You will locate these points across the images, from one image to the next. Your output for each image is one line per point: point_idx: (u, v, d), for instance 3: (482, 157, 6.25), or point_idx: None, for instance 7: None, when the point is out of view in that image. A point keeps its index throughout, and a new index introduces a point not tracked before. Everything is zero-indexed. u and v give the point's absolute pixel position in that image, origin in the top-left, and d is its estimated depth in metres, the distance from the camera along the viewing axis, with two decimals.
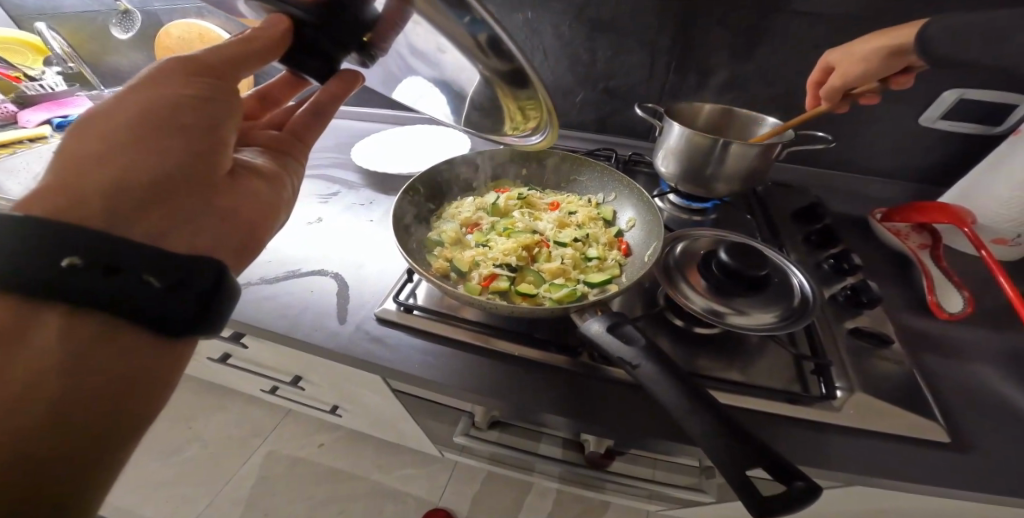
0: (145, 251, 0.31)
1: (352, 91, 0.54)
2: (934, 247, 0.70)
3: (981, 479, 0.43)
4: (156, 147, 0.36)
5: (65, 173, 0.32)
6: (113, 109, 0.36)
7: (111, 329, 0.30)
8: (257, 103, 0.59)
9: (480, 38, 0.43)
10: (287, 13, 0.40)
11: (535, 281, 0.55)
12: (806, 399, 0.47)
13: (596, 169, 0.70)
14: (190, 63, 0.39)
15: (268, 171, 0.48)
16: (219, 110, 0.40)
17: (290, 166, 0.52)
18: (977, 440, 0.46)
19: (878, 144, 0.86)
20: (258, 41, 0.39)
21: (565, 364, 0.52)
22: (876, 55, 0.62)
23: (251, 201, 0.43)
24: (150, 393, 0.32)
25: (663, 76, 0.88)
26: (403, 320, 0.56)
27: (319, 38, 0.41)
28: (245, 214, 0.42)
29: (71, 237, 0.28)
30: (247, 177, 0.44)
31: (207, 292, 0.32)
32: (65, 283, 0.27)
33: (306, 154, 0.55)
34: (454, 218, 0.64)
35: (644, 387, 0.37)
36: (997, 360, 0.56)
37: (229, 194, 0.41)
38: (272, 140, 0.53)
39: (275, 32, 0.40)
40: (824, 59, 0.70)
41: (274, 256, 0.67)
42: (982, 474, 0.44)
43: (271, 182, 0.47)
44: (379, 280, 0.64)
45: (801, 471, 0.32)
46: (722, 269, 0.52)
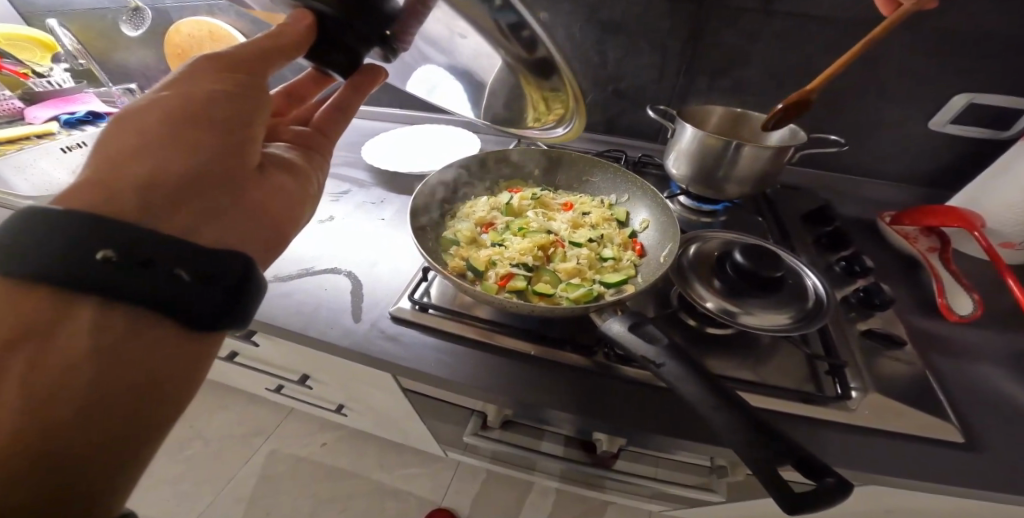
0: (176, 245, 0.31)
1: (376, 85, 0.53)
2: (943, 250, 0.70)
3: (992, 479, 0.44)
4: (189, 143, 0.36)
5: (104, 167, 0.33)
6: (148, 106, 0.37)
7: (141, 321, 0.30)
8: (284, 99, 0.59)
9: (503, 24, 0.46)
10: (310, 9, 0.40)
11: (552, 280, 0.56)
12: (819, 399, 0.47)
13: (608, 170, 0.70)
14: (223, 61, 0.40)
15: (296, 166, 0.48)
16: (248, 105, 0.40)
17: (317, 162, 0.52)
18: (988, 442, 0.47)
19: (886, 147, 0.87)
20: (285, 37, 0.39)
21: (580, 363, 0.53)
22: None
23: (278, 195, 0.43)
24: (178, 384, 0.32)
25: (673, 78, 0.88)
26: (420, 319, 0.57)
27: (335, 31, 0.41)
28: (273, 209, 0.42)
29: (106, 230, 0.29)
30: (275, 172, 0.44)
31: (232, 285, 0.33)
32: (96, 276, 0.28)
33: (331, 150, 0.55)
34: (469, 218, 0.65)
35: (667, 384, 0.37)
36: (1005, 362, 0.56)
37: (259, 190, 0.41)
38: (298, 137, 0.53)
39: (300, 27, 0.40)
40: None
41: (287, 253, 0.67)
42: (994, 474, 0.44)
43: (298, 177, 0.47)
44: (392, 279, 0.65)
45: (831, 466, 0.32)
46: (737, 270, 0.53)
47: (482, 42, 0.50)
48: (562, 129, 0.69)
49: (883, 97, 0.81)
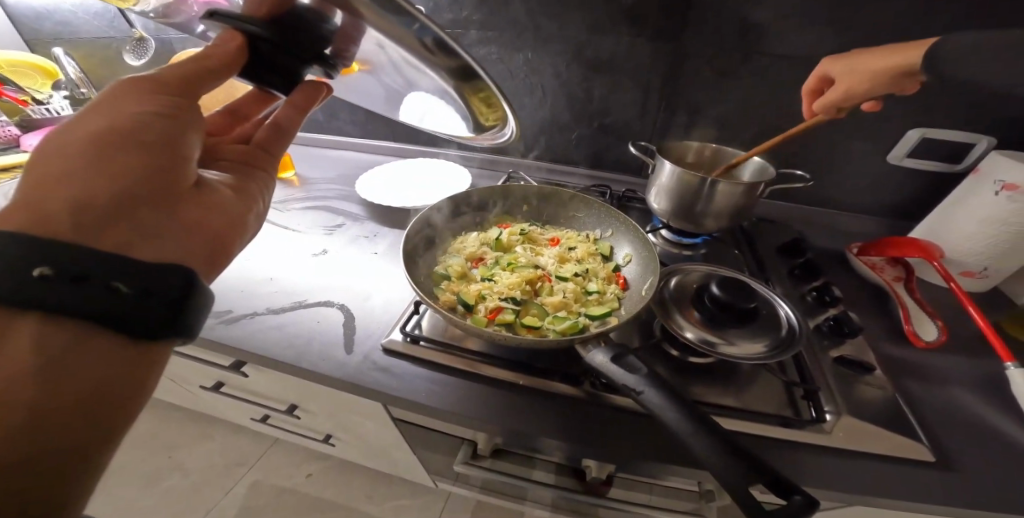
0: (118, 263, 0.32)
1: (317, 100, 0.55)
2: (907, 280, 0.75)
3: (965, 498, 0.45)
4: (119, 164, 0.36)
5: (33, 192, 0.33)
6: (74, 128, 0.36)
7: (84, 333, 0.31)
8: (226, 118, 0.60)
9: (427, 41, 0.43)
10: (238, 30, 0.42)
11: (539, 314, 0.58)
12: (797, 422, 0.49)
13: (594, 207, 0.74)
14: (153, 81, 0.40)
15: (238, 184, 0.47)
16: (181, 122, 0.40)
17: (261, 180, 0.52)
18: (959, 461, 0.49)
19: (855, 181, 0.92)
20: (211, 60, 0.41)
21: (568, 391, 0.54)
22: (880, 74, 0.66)
23: (220, 212, 0.43)
24: (135, 384, 0.34)
25: (653, 114, 0.94)
26: (410, 351, 0.58)
27: (268, 52, 0.43)
28: (213, 227, 0.42)
29: (45, 251, 0.29)
30: (216, 190, 0.44)
31: (176, 299, 0.34)
32: (33, 295, 0.29)
33: (275, 167, 0.55)
34: (460, 253, 0.68)
35: (647, 410, 0.40)
36: (971, 384, 0.59)
37: (197, 209, 0.41)
38: (238, 155, 0.53)
39: (229, 48, 0.42)
40: (823, 69, 0.75)
41: (278, 286, 0.69)
42: (969, 493, 0.46)
43: (240, 194, 0.47)
44: (385, 312, 0.67)
45: (797, 485, 0.34)
46: (714, 301, 0.57)
47: (404, 55, 0.47)
48: (510, 131, 0.66)
49: (849, 134, 0.87)
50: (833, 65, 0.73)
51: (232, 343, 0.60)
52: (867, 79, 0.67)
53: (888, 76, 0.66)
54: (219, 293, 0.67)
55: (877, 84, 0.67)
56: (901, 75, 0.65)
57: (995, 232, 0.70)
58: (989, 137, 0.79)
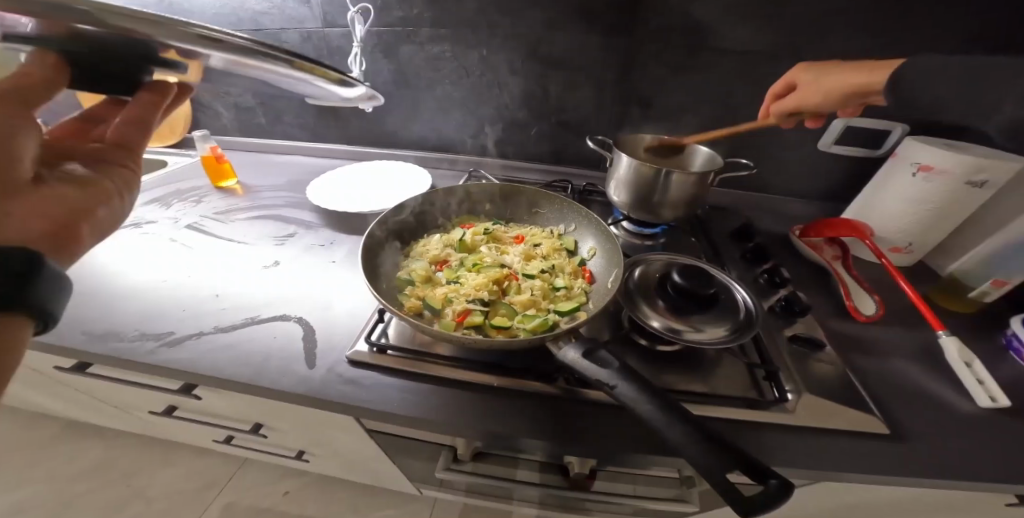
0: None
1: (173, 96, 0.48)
2: (845, 258, 0.81)
3: (912, 461, 0.49)
4: None
5: None
6: None
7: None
8: (81, 125, 0.52)
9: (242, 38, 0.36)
10: (49, 50, 0.36)
11: (508, 313, 0.57)
12: (762, 403, 0.51)
13: (556, 202, 0.74)
14: None
15: (92, 182, 0.43)
16: (12, 124, 0.35)
17: (126, 181, 0.46)
18: (904, 426, 0.53)
19: (797, 168, 0.98)
20: (31, 78, 0.36)
21: (544, 389, 0.54)
22: (830, 92, 0.65)
23: (61, 212, 0.39)
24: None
25: (610, 109, 0.95)
26: (379, 361, 0.56)
27: (92, 68, 0.38)
28: (42, 228, 0.38)
29: None
30: (59, 186, 0.40)
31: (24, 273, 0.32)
32: None
33: (142, 165, 0.48)
34: (424, 256, 0.66)
35: (622, 404, 0.40)
36: (907, 352, 0.65)
37: (27, 208, 0.36)
38: (89, 152, 0.46)
39: (46, 67, 0.37)
40: (790, 74, 0.71)
41: (227, 303, 0.65)
42: (914, 455, 0.50)
43: (92, 193, 0.42)
44: (349, 322, 0.64)
45: (772, 467, 0.35)
46: (676, 289, 0.58)
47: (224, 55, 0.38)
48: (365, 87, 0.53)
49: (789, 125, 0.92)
50: (811, 68, 0.69)
51: (177, 367, 0.55)
52: (820, 95, 0.66)
53: (834, 96, 0.65)
54: (160, 315, 0.62)
55: (829, 101, 0.66)
56: (856, 94, 0.63)
57: (916, 209, 0.77)
58: (901, 124, 0.85)
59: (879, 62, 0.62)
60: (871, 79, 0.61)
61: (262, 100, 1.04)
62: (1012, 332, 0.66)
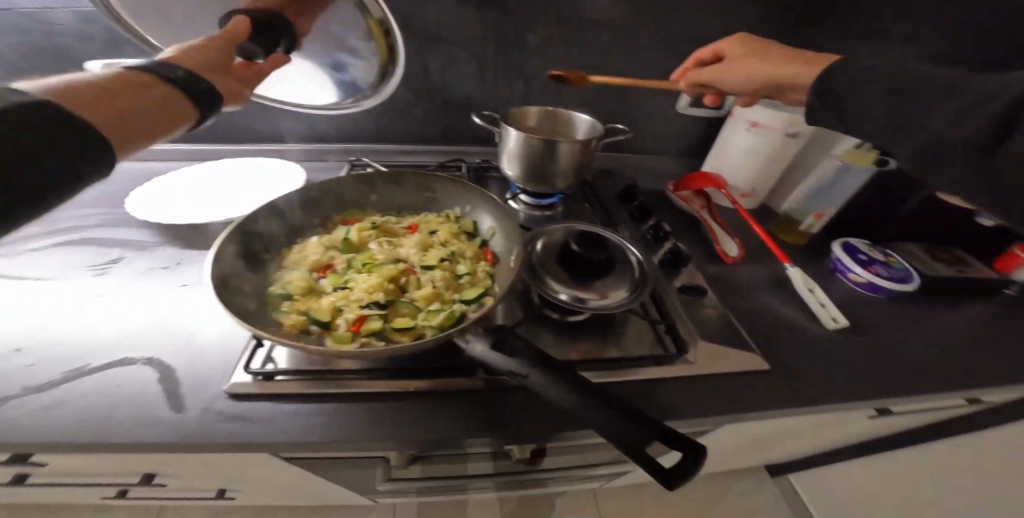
0: None
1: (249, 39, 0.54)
2: (710, 207, 0.89)
3: (786, 383, 0.57)
4: (122, 93, 0.39)
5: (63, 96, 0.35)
6: (112, 78, 0.40)
7: None
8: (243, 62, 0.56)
9: None
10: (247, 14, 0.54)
11: (411, 312, 0.51)
12: (667, 357, 0.55)
13: (448, 184, 0.70)
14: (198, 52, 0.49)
15: (234, 93, 0.51)
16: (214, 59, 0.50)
17: (241, 92, 0.52)
18: (776, 353, 0.61)
19: (669, 130, 1.06)
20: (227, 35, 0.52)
21: (466, 384, 0.50)
22: (750, 80, 0.59)
23: (167, 109, 0.42)
24: None
25: (493, 83, 0.91)
26: (267, 389, 0.47)
27: (263, 33, 0.55)
28: (143, 128, 0.39)
29: None
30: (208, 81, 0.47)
31: None
32: None
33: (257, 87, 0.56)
34: (301, 264, 0.57)
35: (536, 394, 0.37)
36: (768, 285, 0.76)
37: (145, 103, 0.40)
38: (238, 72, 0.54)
39: (242, 25, 0.53)
40: (723, 43, 0.63)
41: (36, 356, 0.49)
42: (786, 378, 0.58)
43: (230, 92, 0.51)
44: (216, 354, 0.52)
45: (689, 435, 0.35)
46: (577, 258, 0.59)
47: None
48: None
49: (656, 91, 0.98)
50: (742, 41, 0.62)
51: None
52: (738, 80, 0.60)
53: (751, 85, 0.59)
54: None
55: (743, 87, 0.60)
56: (769, 88, 0.58)
57: (754, 159, 0.90)
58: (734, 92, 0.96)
59: (814, 55, 0.54)
60: (788, 81, 0.55)
61: None
62: (837, 257, 0.81)
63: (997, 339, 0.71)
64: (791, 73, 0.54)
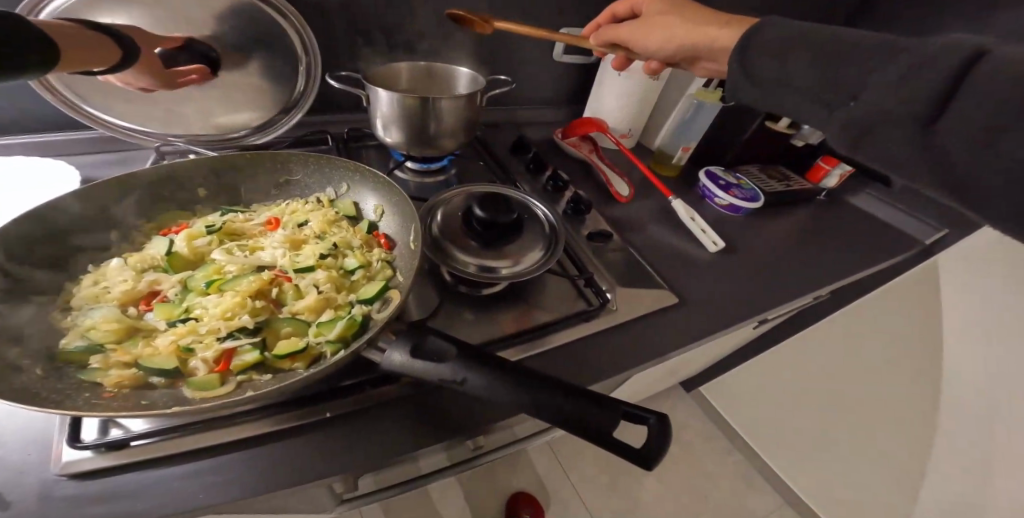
0: None
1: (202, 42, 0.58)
2: (597, 150, 0.91)
3: (694, 312, 0.61)
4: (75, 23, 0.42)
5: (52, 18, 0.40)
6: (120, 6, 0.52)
7: None
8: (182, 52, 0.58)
9: None
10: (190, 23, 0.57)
11: (295, 329, 0.41)
12: (591, 312, 0.54)
13: (308, 161, 0.57)
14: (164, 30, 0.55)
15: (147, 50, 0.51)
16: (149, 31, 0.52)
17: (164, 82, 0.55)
18: (681, 285, 0.65)
19: (551, 79, 1.00)
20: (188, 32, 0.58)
21: (388, 393, 0.42)
22: (669, 42, 0.55)
23: (99, 47, 0.43)
24: None
25: (341, 32, 0.73)
26: (123, 459, 0.34)
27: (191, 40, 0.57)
28: (86, 48, 0.41)
29: None
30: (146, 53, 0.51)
31: None
32: None
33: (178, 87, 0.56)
34: (106, 301, 0.41)
35: (480, 400, 0.32)
36: (663, 221, 0.80)
37: (102, 49, 0.43)
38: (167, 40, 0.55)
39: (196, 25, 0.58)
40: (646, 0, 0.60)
41: None
42: (694, 307, 0.62)
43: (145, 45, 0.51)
44: (27, 427, 0.36)
45: (647, 407, 0.34)
46: (482, 225, 0.53)
47: None
48: None
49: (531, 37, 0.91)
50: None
51: None
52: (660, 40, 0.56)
53: (670, 47, 0.55)
54: None
55: (659, 50, 0.57)
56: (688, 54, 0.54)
57: (626, 101, 0.93)
58: None
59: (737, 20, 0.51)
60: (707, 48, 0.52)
61: None
62: (703, 185, 0.90)
63: (824, 237, 0.87)
64: (712, 35, 0.51)
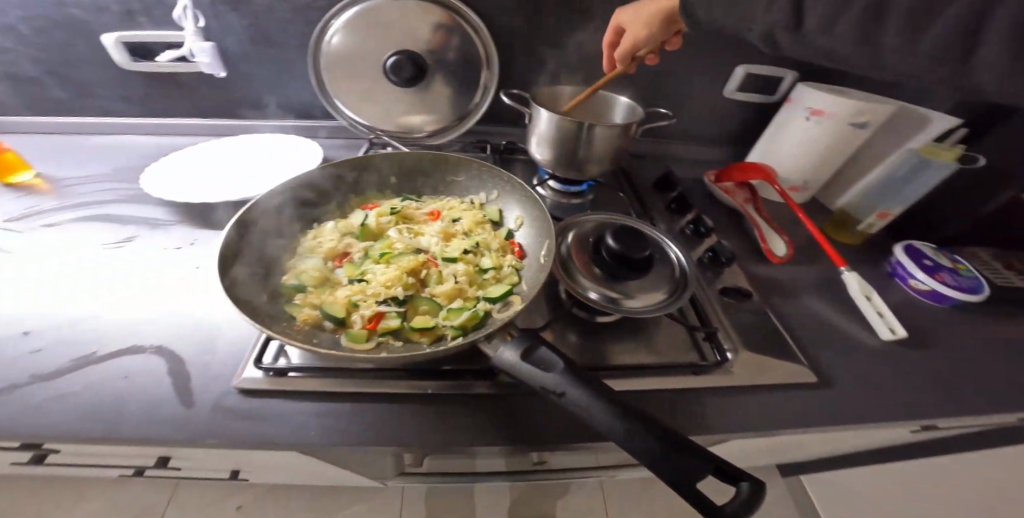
0: None
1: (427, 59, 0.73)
2: (755, 200, 0.83)
3: (843, 405, 0.52)
4: None
5: None
6: None
7: None
8: None
9: None
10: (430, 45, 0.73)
11: (431, 309, 0.48)
12: (705, 368, 0.51)
13: (472, 168, 0.65)
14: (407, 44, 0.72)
15: None
16: None
17: None
18: (829, 369, 0.56)
19: (714, 116, 0.94)
20: None
21: (480, 388, 0.47)
22: (654, 22, 0.63)
23: None
24: None
25: (518, 58, 0.82)
26: (281, 386, 0.45)
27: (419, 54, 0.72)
28: None
29: None
30: None
31: None
32: None
33: None
34: (316, 252, 0.55)
35: (572, 413, 0.33)
36: (821, 291, 0.69)
37: None
38: None
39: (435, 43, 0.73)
40: (616, 18, 0.68)
41: (43, 341, 0.48)
42: (843, 399, 0.52)
43: None
44: (232, 345, 0.50)
45: (743, 469, 0.31)
46: (612, 255, 0.54)
47: None
48: None
49: (702, 72, 0.87)
50: (663, 13, 0.62)
51: None
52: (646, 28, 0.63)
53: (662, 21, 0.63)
54: None
55: (653, 33, 0.64)
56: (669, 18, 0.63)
57: (807, 149, 0.82)
58: (793, 71, 0.86)
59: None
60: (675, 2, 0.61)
61: (56, 68, 0.76)
62: (896, 260, 0.72)
63: None
64: None
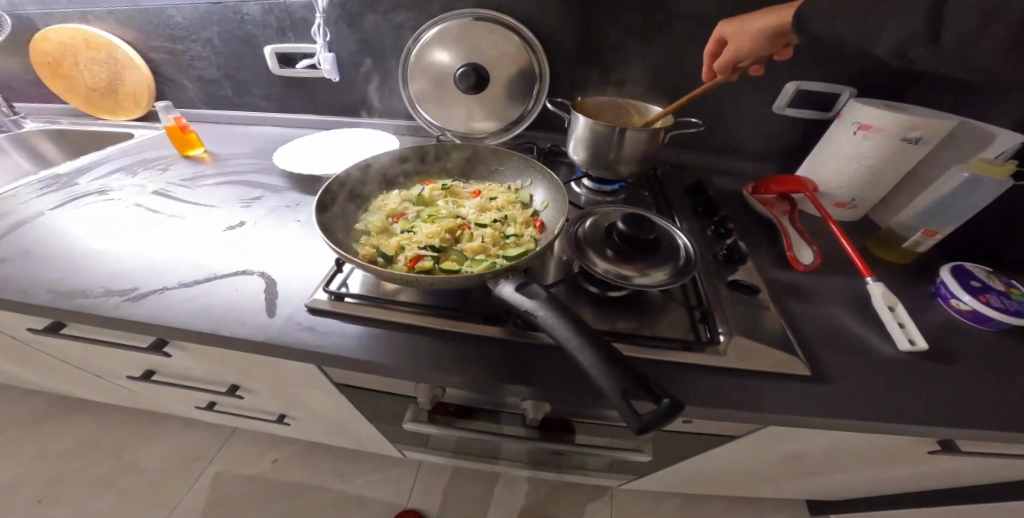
0: None
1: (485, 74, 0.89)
2: (792, 213, 0.85)
3: (831, 400, 0.53)
4: None
5: None
6: None
7: None
8: None
9: None
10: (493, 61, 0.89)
11: (458, 259, 0.60)
12: (693, 344, 0.56)
13: (513, 159, 0.77)
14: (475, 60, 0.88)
15: None
16: None
17: None
18: (827, 369, 0.57)
19: (761, 132, 0.97)
20: None
21: (490, 331, 0.57)
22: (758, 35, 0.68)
23: None
24: None
25: (572, 72, 0.93)
26: (338, 308, 0.59)
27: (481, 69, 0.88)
28: None
29: None
30: None
31: None
32: None
33: None
34: (381, 210, 0.69)
35: (543, 331, 0.43)
36: (843, 302, 0.69)
37: None
38: None
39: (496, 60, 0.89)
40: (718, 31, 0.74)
41: (188, 260, 0.67)
42: (833, 396, 0.54)
43: None
44: (306, 277, 0.65)
45: (667, 390, 0.38)
46: (621, 236, 0.62)
47: None
48: None
49: (749, 89, 0.91)
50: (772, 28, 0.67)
51: (140, 320, 0.58)
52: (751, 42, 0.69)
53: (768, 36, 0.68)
54: (122, 274, 0.65)
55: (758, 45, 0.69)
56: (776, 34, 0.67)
57: (855, 165, 0.80)
58: (850, 88, 0.85)
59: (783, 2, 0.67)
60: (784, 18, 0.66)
61: (226, 73, 1.03)
62: (940, 281, 0.70)
63: None
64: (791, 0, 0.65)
